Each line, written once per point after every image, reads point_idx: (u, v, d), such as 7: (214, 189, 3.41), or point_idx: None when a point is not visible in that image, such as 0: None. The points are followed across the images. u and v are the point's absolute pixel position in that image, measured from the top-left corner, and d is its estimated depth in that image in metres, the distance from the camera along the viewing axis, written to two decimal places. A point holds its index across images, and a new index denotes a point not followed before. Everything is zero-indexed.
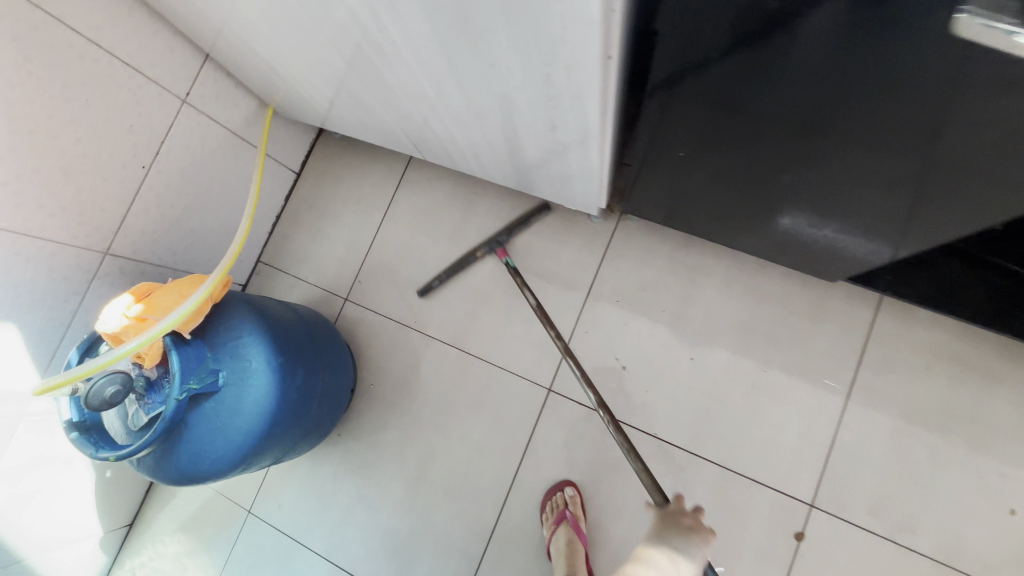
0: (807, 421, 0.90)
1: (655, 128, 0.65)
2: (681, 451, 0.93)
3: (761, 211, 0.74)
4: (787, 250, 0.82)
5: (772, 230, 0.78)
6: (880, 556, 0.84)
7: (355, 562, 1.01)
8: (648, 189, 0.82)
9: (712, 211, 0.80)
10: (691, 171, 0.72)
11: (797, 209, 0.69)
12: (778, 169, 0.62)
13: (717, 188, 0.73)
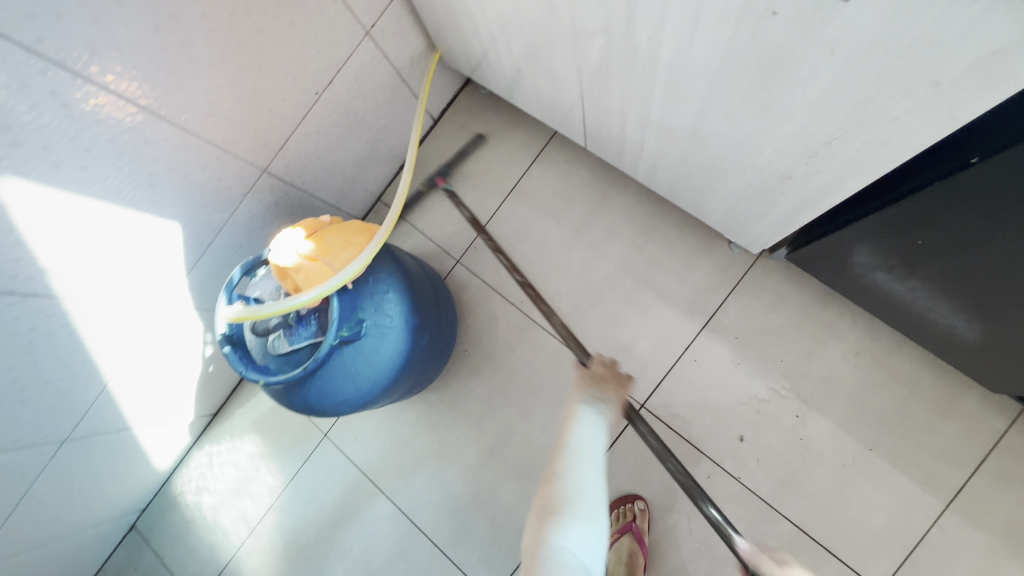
0: (900, 511, 0.88)
1: (873, 204, 0.58)
2: (761, 501, 0.92)
3: (936, 303, 0.67)
4: (944, 342, 0.75)
5: (940, 321, 0.71)
6: None
7: (414, 509, 1.06)
8: (815, 252, 0.75)
9: (871, 284, 0.74)
10: (865, 249, 0.66)
11: (990, 311, 0.62)
12: (984, 273, 0.56)
13: (890, 269, 0.67)
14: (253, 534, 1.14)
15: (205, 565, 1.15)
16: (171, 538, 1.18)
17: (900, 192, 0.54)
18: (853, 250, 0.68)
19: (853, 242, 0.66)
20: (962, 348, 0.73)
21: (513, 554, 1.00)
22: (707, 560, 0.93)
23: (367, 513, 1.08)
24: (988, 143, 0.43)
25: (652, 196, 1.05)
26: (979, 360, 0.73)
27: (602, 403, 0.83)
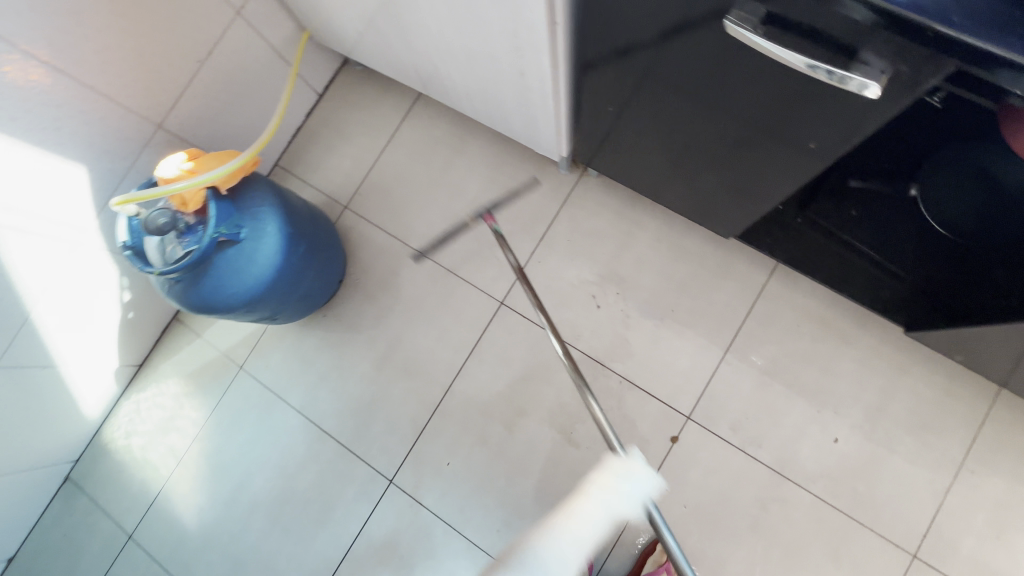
0: (697, 353, 1.13)
1: (617, 67, 0.72)
2: (595, 362, 1.16)
3: (665, 152, 0.90)
4: (681, 185, 0.99)
5: (674, 168, 0.94)
6: (731, 459, 1.08)
7: (322, 416, 1.24)
8: (585, 117, 0.92)
9: (627, 142, 0.94)
10: (619, 108, 0.83)
11: (696, 156, 0.85)
12: (691, 124, 0.77)
13: (636, 125, 0.86)
14: (181, 463, 1.27)
15: (138, 498, 1.28)
16: (105, 480, 1.30)
17: (639, 54, 0.67)
18: (612, 112, 0.85)
19: (611, 103, 0.83)
20: (684, 188, 0.99)
21: (407, 440, 1.19)
22: (559, 416, 1.15)
23: (282, 425, 1.25)
24: (688, 18, 0.56)
25: (499, 138, 1.29)
26: (697, 198, 0.99)
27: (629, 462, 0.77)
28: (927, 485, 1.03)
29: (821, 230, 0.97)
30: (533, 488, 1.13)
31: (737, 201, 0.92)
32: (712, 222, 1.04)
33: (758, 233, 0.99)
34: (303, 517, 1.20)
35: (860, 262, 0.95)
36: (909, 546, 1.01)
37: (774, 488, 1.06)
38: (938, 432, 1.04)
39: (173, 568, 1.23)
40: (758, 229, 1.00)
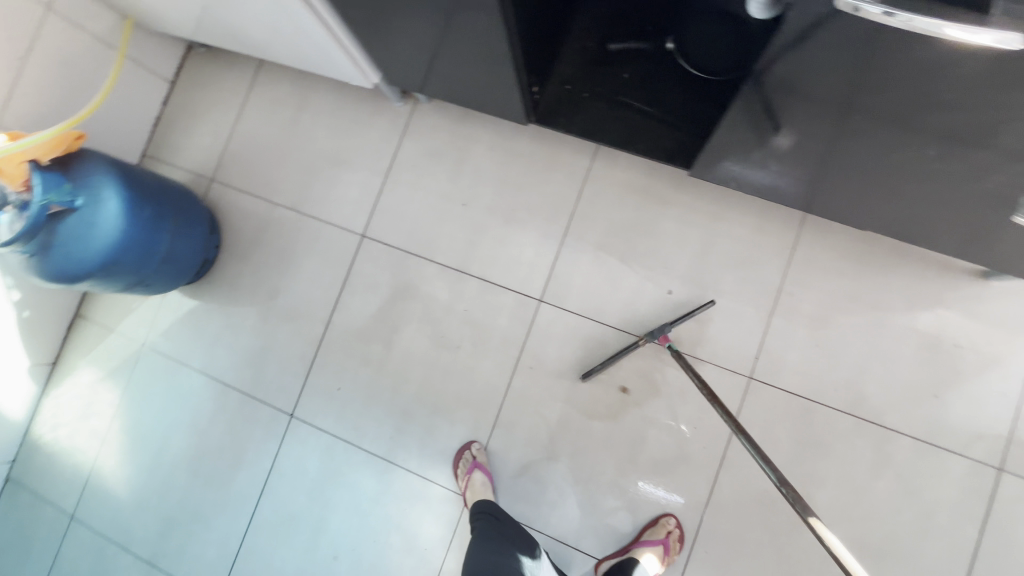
0: (540, 241, 1.23)
1: None
2: (453, 270, 1.26)
3: (436, 58, 1.00)
4: (472, 90, 1.08)
5: (455, 73, 1.04)
6: (582, 328, 1.18)
7: (223, 372, 1.33)
8: (364, 40, 1.02)
9: (409, 57, 1.04)
10: (371, 22, 0.94)
11: (452, 52, 0.95)
12: (417, 19, 0.87)
13: (395, 38, 0.97)
14: (105, 441, 1.37)
15: (73, 481, 1.38)
16: (42, 471, 1.40)
17: None
18: (371, 27, 0.96)
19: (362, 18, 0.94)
20: (476, 92, 1.09)
21: (299, 376, 1.29)
22: (429, 324, 1.25)
23: (189, 388, 1.34)
24: None
25: (336, 85, 1.37)
26: (491, 98, 1.09)
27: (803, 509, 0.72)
28: (753, 313, 1.12)
29: (610, 102, 1.05)
30: (416, 394, 1.23)
31: (508, 91, 1.01)
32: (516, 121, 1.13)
33: (559, 115, 1.08)
34: (221, 464, 1.30)
35: (644, 120, 1.04)
36: (745, 370, 1.11)
37: (622, 345, 1.16)
38: (756, 264, 1.14)
39: (115, 534, 1.33)
40: (557, 113, 1.08)
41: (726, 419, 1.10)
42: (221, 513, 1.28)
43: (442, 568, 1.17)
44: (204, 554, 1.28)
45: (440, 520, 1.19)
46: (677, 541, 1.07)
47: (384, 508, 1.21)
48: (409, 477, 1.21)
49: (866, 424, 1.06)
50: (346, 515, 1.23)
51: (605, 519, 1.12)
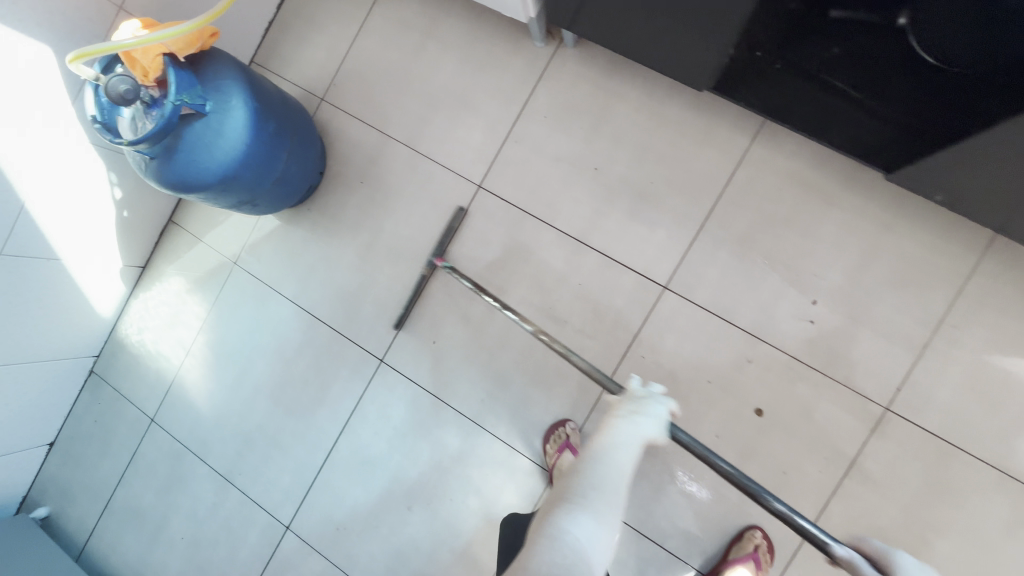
0: (676, 223, 1.12)
1: None
2: (573, 239, 1.17)
3: None
4: (647, 36, 0.93)
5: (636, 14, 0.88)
6: (707, 325, 1.09)
7: (314, 305, 1.29)
8: None
9: None
10: None
11: None
12: None
13: None
14: (189, 353, 1.37)
15: (155, 386, 1.39)
16: (125, 371, 1.41)
17: None
18: None
19: None
20: (650, 42, 0.94)
21: (394, 322, 1.24)
22: (538, 293, 1.18)
23: (277, 315, 1.31)
24: None
25: (471, 14, 1.24)
26: (668, 50, 0.93)
27: (574, 509, 0.62)
28: (905, 341, 1.02)
29: (805, 78, 0.91)
30: (514, 362, 1.18)
31: (706, 41, 0.86)
32: (687, 80, 0.98)
33: (737, 87, 0.94)
34: (304, 396, 1.28)
35: (844, 107, 0.90)
36: (882, 399, 1.02)
37: (748, 349, 1.08)
38: (921, 288, 1.02)
39: (192, 445, 1.35)
40: (737, 84, 0.94)
41: (849, 447, 1.03)
42: (299, 444, 1.28)
43: None
44: (279, 480, 1.29)
45: (521, 491, 1.16)
46: (767, 553, 1.03)
47: (465, 470, 1.19)
48: (495, 443, 1.18)
49: (1008, 480, 0.98)
50: (425, 469, 1.21)
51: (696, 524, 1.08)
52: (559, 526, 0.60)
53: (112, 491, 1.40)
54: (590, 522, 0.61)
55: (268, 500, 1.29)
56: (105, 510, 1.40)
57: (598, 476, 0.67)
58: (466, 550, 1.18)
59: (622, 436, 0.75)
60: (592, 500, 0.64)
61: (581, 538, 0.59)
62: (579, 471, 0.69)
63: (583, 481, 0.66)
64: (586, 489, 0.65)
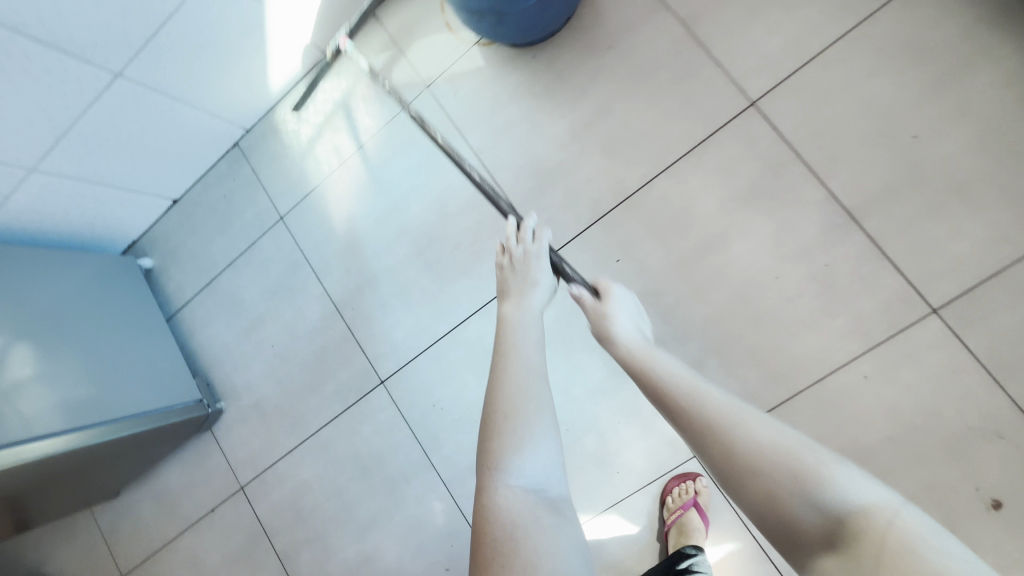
0: (987, 241, 0.87)
1: None
2: (841, 210, 0.93)
3: None
4: None
5: None
6: (967, 375, 0.87)
7: (497, 166, 1.12)
8: None
9: None
10: None
11: None
12: None
13: None
14: (343, 164, 1.23)
15: (295, 185, 1.27)
16: (270, 157, 1.30)
17: None
18: None
19: None
20: None
21: (580, 221, 1.07)
22: (769, 255, 0.96)
23: (452, 161, 1.15)
24: None
25: None
26: None
27: (510, 456, 0.53)
28: None
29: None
30: (703, 318, 0.99)
31: None
32: None
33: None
34: (449, 259, 1.14)
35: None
36: None
37: (1007, 424, 0.86)
38: None
39: (313, 260, 1.25)
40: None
41: None
42: (425, 306, 1.16)
43: (623, 500, 1.03)
44: (390, 332, 1.18)
45: (648, 456, 1.02)
46: None
47: (594, 407, 1.05)
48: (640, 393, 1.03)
49: None
50: (550, 386, 1.08)
51: None
52: (502, 476, 0.53)
53: (219, 272, 1.33)
54: (531, 463, 0.54)
55: (371, 346, 1.20)
56: (206, 287, 1.34)
57: (513, 402, 0.57)
58: None
59: (719, 413, 0.52)
60: (530, 438, 0.55)
61: (527, 501, 0.51)
62: (506, 386, 0.59)
63: (534, 409, 0.57)
64: (523, 436, 0.55)
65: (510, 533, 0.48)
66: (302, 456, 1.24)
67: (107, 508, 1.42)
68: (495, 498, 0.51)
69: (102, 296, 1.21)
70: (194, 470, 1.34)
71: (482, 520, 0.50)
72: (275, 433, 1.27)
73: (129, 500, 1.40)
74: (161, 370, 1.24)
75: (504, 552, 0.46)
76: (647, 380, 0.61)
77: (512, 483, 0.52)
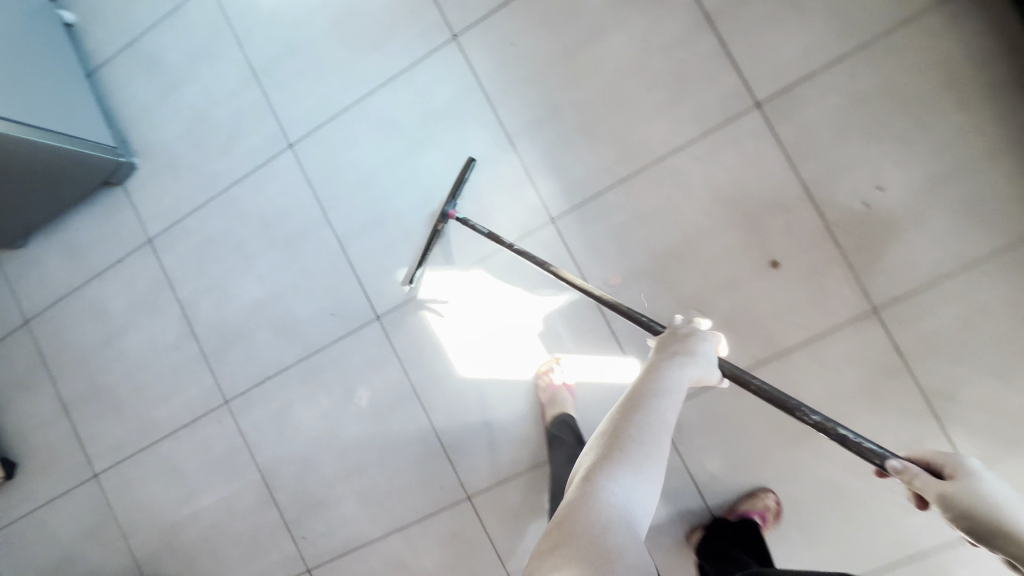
0: (808, 47, 1.05)
1: None
2: (701, 14, 1.09)
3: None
4: None
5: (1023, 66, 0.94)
6: (771, 158, 1.07)
7: None
8: None
9: None
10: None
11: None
12: None
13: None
14: None
15: None
16: None
17: None
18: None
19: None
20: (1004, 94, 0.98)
21: (486, 7, 1.18)
22: (639, 51, 1.11)
23: None
24: None
25: None
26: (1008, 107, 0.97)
27: (613, 462, 0.52)
28: (932, 264, 1.02)
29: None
30: (577, 103, 1.14)
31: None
32: None
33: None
34: (364, 33, 1.23)
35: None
36: (878, 300, 1.04)
37: (792, 199, 1.06)
38: (984, 223, 1.01)
39: (236, 25, 1.30)
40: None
41: (822, 324, 1.06)
42: (339, 76, 1.25)
43: (488, 256, 1.19)
44: (303, 100, 1.27)
45: (515, 219, 1.18)
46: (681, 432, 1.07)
47: (475, 176, 1.19)
48: (516, 166, 1.17)
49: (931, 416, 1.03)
50: (441, 156, 1.21)
51: (650, 322, 1.12)
52: (603, 478, 0.51)
53: (143, 32, 1.36)
54: (655, 482, 0.53)
55: (284, 113, 1.28)
56: (127, 47, 1.37)
57: (657, 423, 0.56)
58: (438, 243, 1.22)
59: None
60: (634, 462, 0.53)
61: (622, 510, 0.49)
62: (639, 406, 0.57)
63: (643, 437, 0.54)
64: (635, 459, 0.53)
65: (590, 521, 0.48)
66: (212, 212, 1.34)
67: (14, 260, 1.47)
68: (589, 488, 0.51)
69: (23, 25, 1.24)
70: (103, 223, 1.41)
71: (568, 512, 0.49)
72: (186, 190, 1.35)
73: (35, 253, 1.46)
74: (75, 110, 1.29)
75: (582, 534, 0.47)
76: (573, 520, 0.48)
77: (621, 489, 0.50)
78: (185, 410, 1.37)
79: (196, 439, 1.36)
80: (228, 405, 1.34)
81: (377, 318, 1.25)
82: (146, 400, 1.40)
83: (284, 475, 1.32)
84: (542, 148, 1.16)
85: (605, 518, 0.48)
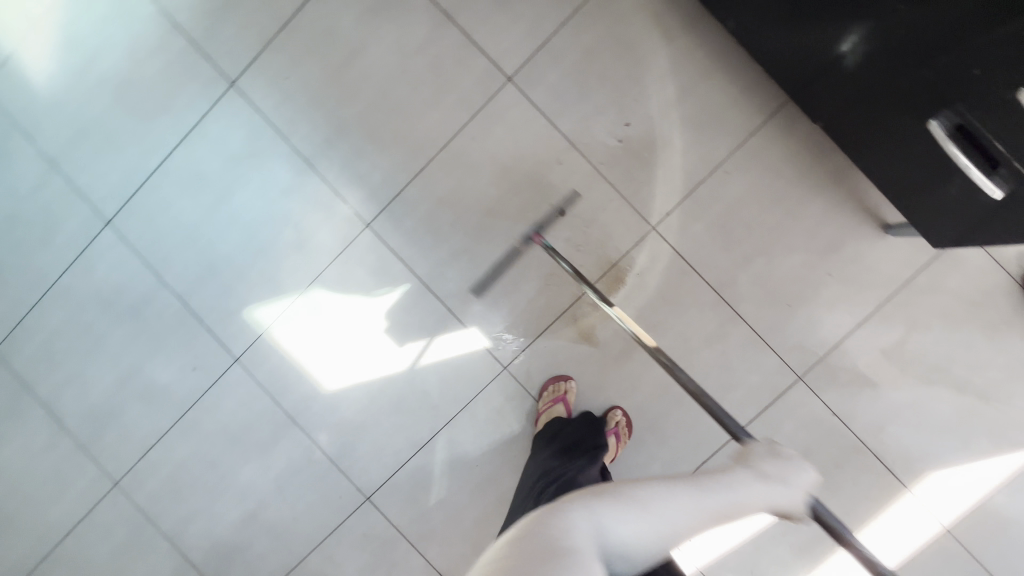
0: (535, 19, 1.19)
1: None
2: (441, 11, 1.21)
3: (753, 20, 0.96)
4: None
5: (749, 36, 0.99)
6: (534, 122, 1.20)
7: (175, 10, 1.26)
8: None
9: None
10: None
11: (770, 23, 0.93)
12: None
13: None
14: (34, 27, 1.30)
15: None
16: None
17: None
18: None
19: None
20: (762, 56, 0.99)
21: (253, 49, 1.25)
22: (398, 57, 1.22)
23: (136, 10, 1.27)
24: None
25: None
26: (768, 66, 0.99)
27: (595, 501, 0.58)
28: (686, 177, 1.19)
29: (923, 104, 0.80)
30: (359, 116, 1.24)
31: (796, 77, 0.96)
32: None
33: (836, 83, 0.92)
34: (147, 99, 1.28)
35: (935, 178, 0.86)
36: (653, 219, 1.20)
37: (561, 153, 1.20)
38: (715, 132, 1.18)
39: (21, 121, 1.32)
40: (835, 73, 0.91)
41: (615, 252, 1.20)
42: (135, 145, 1.29)
43: (321, 274, 1.27)
44: (107, 176, 1.31)
45: (335, 234, 1.26)
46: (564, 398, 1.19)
47: (288, 204, 1.27)
48: (322, 186, 1.26)
49: (722, 304, 1.20)
50: (252, 194, 1.28)
51: (478, 292, 1.24)
52: (583, 509, 0.57)
53: None
54: (633, 526, 0.57)
55: (92, 193, 1.31)
56: None
57: (663, 492, 0.60)
58: (272, 275, 1.29)
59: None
60: (622, 509, 0.58)
61: (584, 544, 0.53)
62: (675, 486, 0.61)
63: (634, 491, 0.60)
64: (619, 505, 0.58)
65: (549, 537, 0.53)
66: (49, 306, 1.35)
67: None
68: (561, 513, 0.57)
69: None
70: None
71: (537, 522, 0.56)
72: (18, 291, 1.35)
73: None
74: None
75: (524, 548, 0.52)
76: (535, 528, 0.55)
77: (591, 520, 0.56)
78: (76, 503, 1.37)
79: (96, 528, 1.37)
80: (118, 485, 1.35)
81: (236, 361, 1.31)
82: (35, 506, 1.39)
83: (192, 535, 1.34)
84: (340, 164, 1.25)
85: (552, 540, 0.53)
